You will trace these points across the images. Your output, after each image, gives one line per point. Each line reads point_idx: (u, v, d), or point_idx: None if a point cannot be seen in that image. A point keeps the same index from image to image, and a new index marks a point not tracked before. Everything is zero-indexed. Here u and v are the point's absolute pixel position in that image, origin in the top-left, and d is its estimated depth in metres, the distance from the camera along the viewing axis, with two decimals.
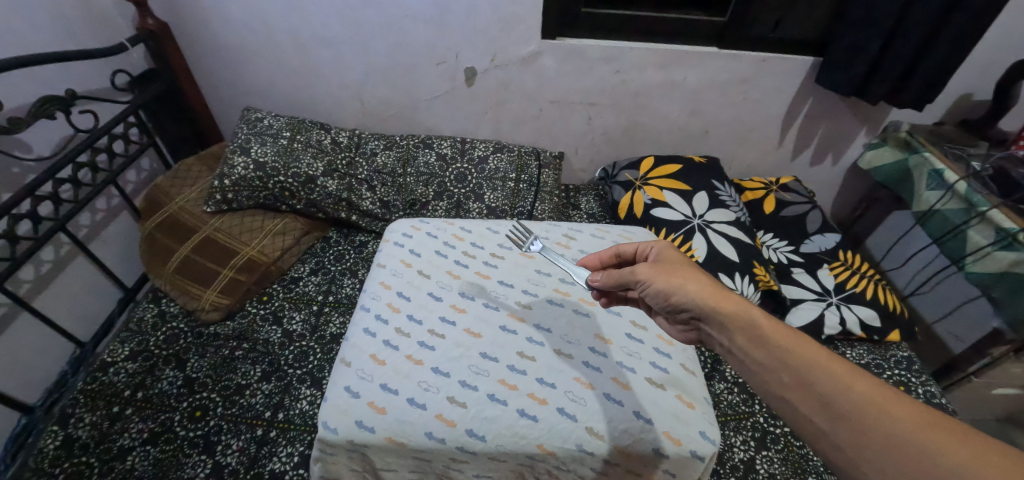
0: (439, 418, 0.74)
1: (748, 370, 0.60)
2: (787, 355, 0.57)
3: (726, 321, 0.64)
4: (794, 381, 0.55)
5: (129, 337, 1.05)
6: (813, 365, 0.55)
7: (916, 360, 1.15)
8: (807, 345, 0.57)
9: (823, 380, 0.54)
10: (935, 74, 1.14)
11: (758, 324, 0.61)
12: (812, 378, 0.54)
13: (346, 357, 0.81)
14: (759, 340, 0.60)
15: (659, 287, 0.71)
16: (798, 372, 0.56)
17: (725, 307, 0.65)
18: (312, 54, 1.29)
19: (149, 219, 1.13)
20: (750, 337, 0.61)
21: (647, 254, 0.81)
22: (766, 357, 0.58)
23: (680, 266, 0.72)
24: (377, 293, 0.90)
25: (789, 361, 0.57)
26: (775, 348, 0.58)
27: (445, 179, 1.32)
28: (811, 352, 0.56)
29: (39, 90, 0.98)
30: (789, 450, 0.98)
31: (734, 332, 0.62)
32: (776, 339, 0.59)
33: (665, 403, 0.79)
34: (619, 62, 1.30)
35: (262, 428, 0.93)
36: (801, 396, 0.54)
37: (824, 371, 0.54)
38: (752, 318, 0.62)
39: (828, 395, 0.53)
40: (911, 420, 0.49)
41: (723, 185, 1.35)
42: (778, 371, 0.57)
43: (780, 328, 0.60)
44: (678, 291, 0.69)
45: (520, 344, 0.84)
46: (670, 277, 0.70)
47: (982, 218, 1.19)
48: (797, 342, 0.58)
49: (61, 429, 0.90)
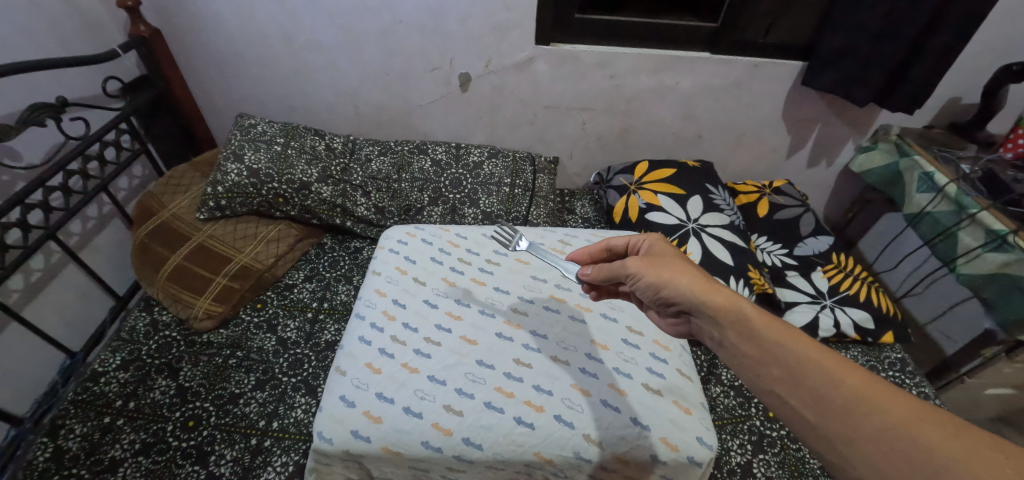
0: (436, 427, 0.74)
1: (739, 364, 0.62)
2: (778, 349, 0.58)
3: (716, 315, 0.65)
4: (785, 376, 0.56)
5: (121, 346, 1.04)
6: (804, 359, 0.56)
7: (909, 362, 1.15)
8: (798, 340, 0.58)
9: (813, 374, 0.55)
10: (925, 79, 1.15)
11: (749, 318, 0.62)
12: (802, 372, 0.55)
13: (341, 366, 0.80)
14: (749, 335, 0.61)
15: (650, 281, 0.72)
16: (789, 366, 0.57)
17: (716, 300, 0.66)
18: (306, 59, 1.29)
19: (141, 227, 1.13)
20: (740, 331, 0.62)
21: (638, 247, 0.84)
22: (755, 352, 0.60)
23: (671, 260, 0.74)
24: (372, 301, 0.90)
25: (780, 356, 0.58)
26: (765, 341, 0.59)
27: (440, 184, 1.32)
28: (802, 346, 0.57)
29: (30, 97, 0.98)
30: (786, 453, 0.98)
31: (725, 325, 0.64)
32: (765, 333, 0.60)
33: (662, 409, 0.79)
34: (613, 68, 1.31)
35: (257, 438, 0.92)
36: (791, 391, 0.55)
37: (816, 366, 0.55)
38: (742, 311, 0.63)
39: (820, 390, 0.54)
40: (901, 414, 0.49)
41: (717, 188, 1.36)
42: (768, 365, 0.58)
43: (771, 321, 0.61)
44: (668, 285, 0.70)
45: (516, 351, 0.84)
46: (661, 271, 0.71)
47: (973, 221, 1.20)
48: (788, 336, 0.59)
49: (52, 441, 0.89)
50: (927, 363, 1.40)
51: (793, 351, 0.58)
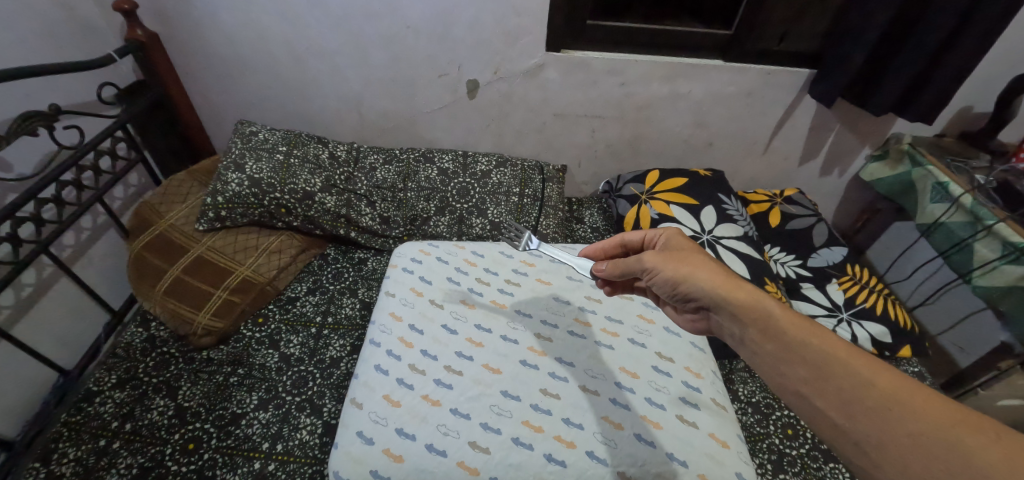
0: (462, 466, 0.70)
1: (760, 362, 0.60)
2: (805, 349, 0.57)
3: (737, 311, 0.63)
4: (812, 376, 0.55)
5: (116, 363, 1.00)
6: (831, 360, 0.54)
7: (927, 377, 1.12)
8: (825, 339, 0.56)
9: (842, 376, 0.53)
10: (945, 89, 1.13)
11: (773, 315, 0.60)
12: (828, 372, 0.54)
13: (357, 398, 0.77)
14: (773, 333, 0.59)
15: (667, 275, 0.71)
16: (816, 367, 0.55)
17: (736, 296, 0.64)
18: (309, 66, 1.25)
19: (137, 239, 1.09)
20: (763, 329, 0.60)
21: (654, 242, 0.81)
22: (781, 350, 0.58)
23: (690, 254, 0.72)
24: (387, 326, 0.86)
25: (807, 355, 0.56)
26: (791, 340, 0.58)
27: (447, 193, 1.29)
28: (830, 346, 0.56)
29: (20, 103, 0.93)
30: (807, 472, 0.95)
31: (746, 322, 0.62)
32: (792, 332, 0.58)
33: (699, 443, 0.76)
34: (625, 75, 1.28)
35: (260, 461, 0.88)
36: (817, 391, 0.54)
37: (844, 368, 0.54)
38: (766, 309, 0.61)
39: (849, 393, 0.52)
40: (936, 418, 0.48)
41: (730, 198, 1.34)
42: (794, 365, 0.56)
43: (793, 318, 0.60)
44: (686, 280, 0.69)
45: (542, 380, 0.81)
46: (679, 265, 0.70)
47: (988, 232, 1.18)
48: (815, 335, 0.57)
49: (44, 466, 0.85)
50: (941, 375, 1.38)
51: (820, 350, 0.56)
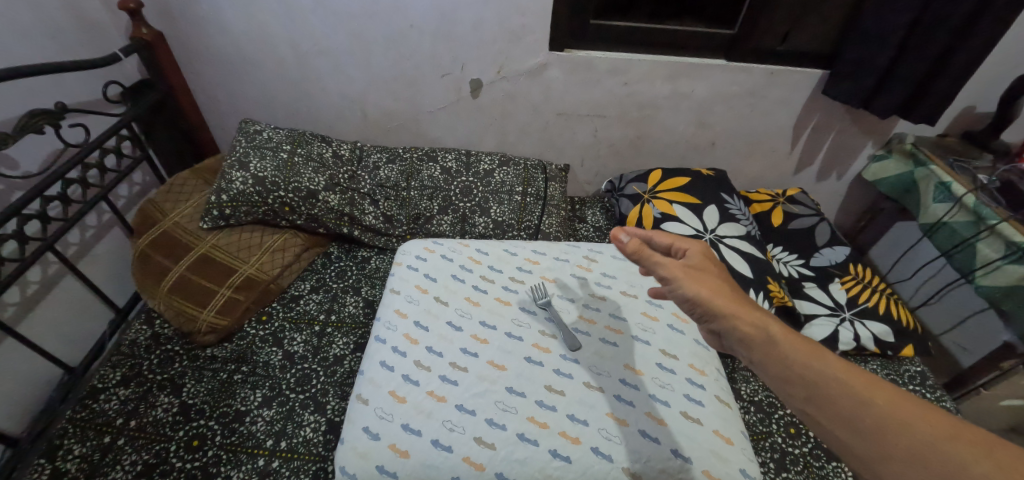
0: (467, 461, 0.71)
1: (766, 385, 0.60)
2: (804, 368, 0.56)
3: (744, 338, 0.63)
4: (813, 396, 0.54)
5: (120, 361, 1.00)
6: (830, 379, 0.55)
7: (930, 376, 1.12)
8: (825, 358, 0.57)
9: (841, 394, 0.53)
10: (947, 89, 1.13)
11: (774, 338, 0.60)
12: (828, 391, 0.54)
13: (363, 394, 0.77)
14: (775, 355, 0.59)
15: (686, 293, 0.69)
16: (816, 385, 0.55)
17: (745, 321, 0.64)
18: (313, 65, 1.25)
19: (142, 236, 1.09)
20: (766, 353, 0.60)
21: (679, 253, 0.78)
22: (782, 372, 0.58)
23: (711, 277, 0.71)
24: (392, 323, 0.87)
25: (806, 374, 0.56)
26: (791, 361, 0.58)
27: (451, 192, 1.29)
28: (829, 365, 0.56)
29: (27, 102, 0.93)
30: (809, 471, 0.95)
31: (753, 347, 0.62)
32: (792, 354, 0.58)
33: (702, 439, 0.76)
34: (628, 75, 1.28)
35: (264, 458, 0.88)
36: (819, 410, 0.54)
37: (844, 385, 0.54)
38: (769, 333, 0.61)
39: (850, 411, 0.52)
40: (934, 432, 0.48)
41: (733, 198, 1.34)
42: (795, 386, 0.56)
43: (796, 340, 0.60)
44: (703, 303, 0.68)
45: (547, 377, 0.81)
46: (698, 286, 0.69)
47: (992, 231, 1.18)
48: (815, 355, 0.57)
49: (49, 462, 0.85)
50: (944, 375, 1.38)
51: (820, 370, 0.56)
